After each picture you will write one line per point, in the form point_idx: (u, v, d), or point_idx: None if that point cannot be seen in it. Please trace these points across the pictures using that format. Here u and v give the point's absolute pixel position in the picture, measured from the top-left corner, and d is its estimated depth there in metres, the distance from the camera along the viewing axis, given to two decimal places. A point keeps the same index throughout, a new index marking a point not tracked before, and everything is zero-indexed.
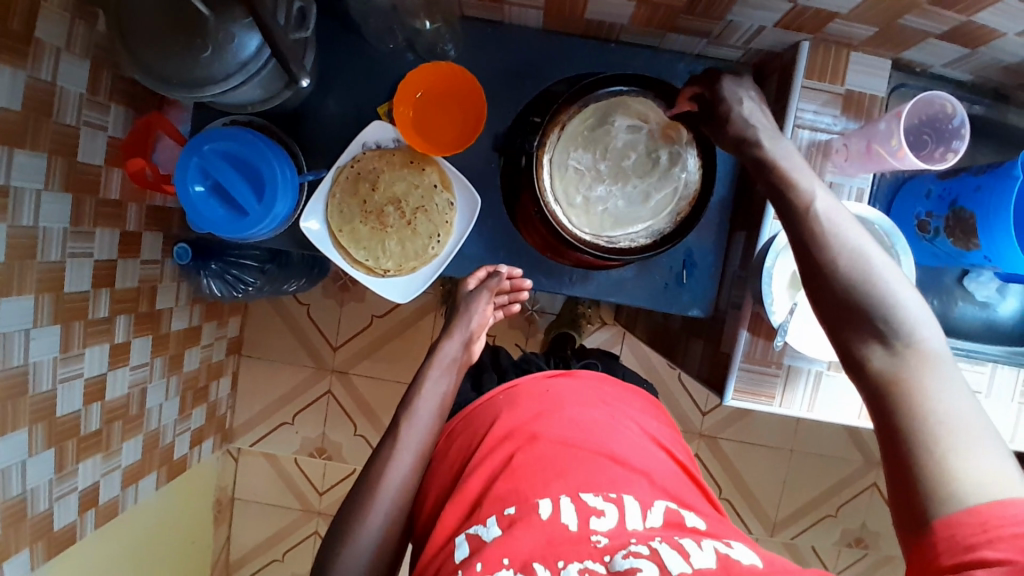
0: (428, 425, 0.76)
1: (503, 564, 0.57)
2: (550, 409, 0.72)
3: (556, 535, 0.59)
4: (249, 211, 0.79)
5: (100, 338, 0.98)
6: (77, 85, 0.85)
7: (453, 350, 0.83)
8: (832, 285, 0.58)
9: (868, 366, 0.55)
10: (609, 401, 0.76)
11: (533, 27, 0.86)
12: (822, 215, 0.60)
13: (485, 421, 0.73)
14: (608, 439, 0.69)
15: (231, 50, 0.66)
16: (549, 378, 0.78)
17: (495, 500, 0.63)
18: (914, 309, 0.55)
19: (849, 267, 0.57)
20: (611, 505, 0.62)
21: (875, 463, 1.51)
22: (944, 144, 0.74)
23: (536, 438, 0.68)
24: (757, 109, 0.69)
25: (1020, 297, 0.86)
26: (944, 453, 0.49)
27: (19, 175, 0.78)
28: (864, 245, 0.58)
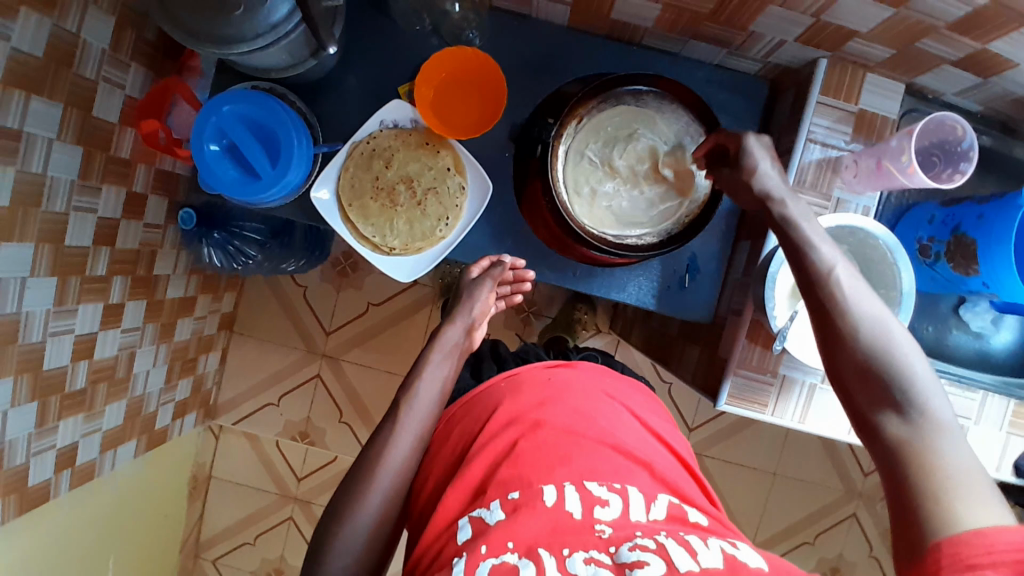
0: (426, 406, 0.75)
1: (507, 547, 0.57)
2: (553, 397, 0.72)
3: (560, 521, 0.59)
4: (262, 175, 0.79)
5: (95, 296, 0.97)
6: (100, 40, 0.85)
7: (456, 335, 0.83)
8: (849, 352, 0.61)
9: (883, 431, 0.58)
10: (614, 394, 0.77)
11: (557, 22, 0.87)
12: (841, 284, 0.63)
13: (490, 407, 0.73)
14: (610, 430, 0.70)
15: (263, 11, 0.67)
16: (552, 368, 0.78)
17: (498, 484, 0.63)
18: (926, 379, 0.58)
19: (865, 337, 0.61)
20: (617, 495, 0.62)
21: (856, 493, 1.51)
22: (952, 166, 0.76)
23: (539, 424, 0.68)
24: (775, 170, 0.70)
25: (1013, 330, 0.88)
26: (953, 502, 0.51)
27: (33, 123, 0.77)
28: (880, 317, 0.62)
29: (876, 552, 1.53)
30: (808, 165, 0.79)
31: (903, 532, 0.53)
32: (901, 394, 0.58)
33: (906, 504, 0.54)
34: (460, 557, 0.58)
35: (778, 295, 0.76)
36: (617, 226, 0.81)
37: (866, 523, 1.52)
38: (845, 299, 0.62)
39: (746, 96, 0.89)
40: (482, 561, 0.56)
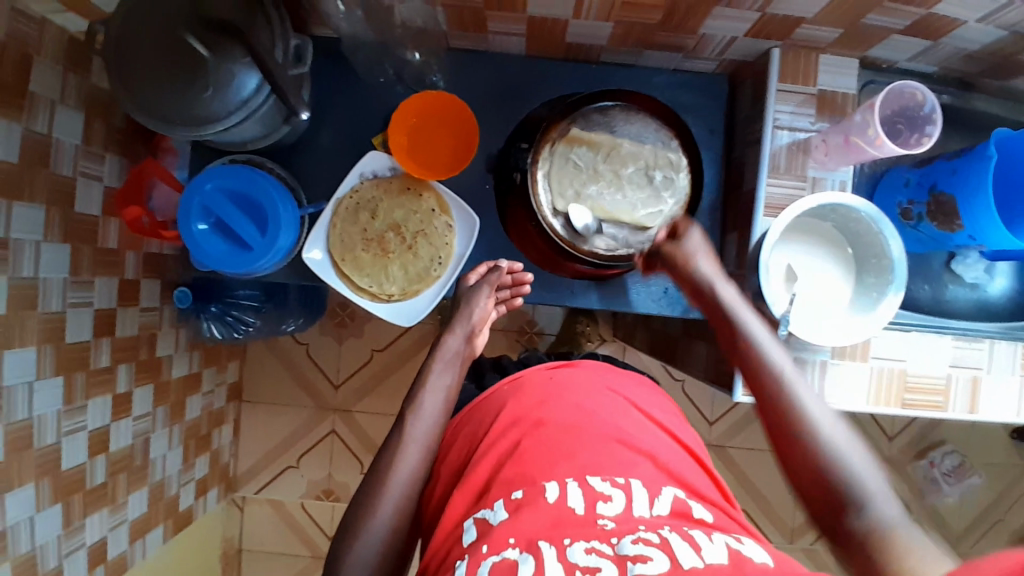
0: (433, 417, 0.76)
1: (510, 544, 0.55)
2: (553, 395, 0.71)
3: (562, 516, 0.57)
4: (253, 245, 0.80)
5: (101, 388, 0.96)
6: (72, 137, 0.87)
7: (456, 343, 0.83)
8: (809, 460, 0.65)
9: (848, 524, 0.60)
10: (617, 387, 0.75)
11: (515, 52, 0.90)
12: (782, 376, 0.70)
13: (495, 410, 0.72)
14: (614, 422, 0.68)
15: (232, 88, 0.68)
16: (552, 369, 0.77)
17: (502, 484, 0.62)
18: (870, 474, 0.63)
19: (823, 448, 0.65)
20: (621, 489, 0.60)
21: (884, 459, 1.51)
22: (918, 131, 0.78)
23: (541, 423, 0.67)
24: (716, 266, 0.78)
25: (1007, 275, 0.89)
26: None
27: (17, 228, 0.79)
28: (823, 416, 0.67)
29: (914, 513, 1.52)
30: (779, 149, 0.81)
31: None
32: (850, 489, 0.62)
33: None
34: (463, 558, 0.56)
35: (773, 282, 0.78)
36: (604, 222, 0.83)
37: (899, 487, 1.52)
38: (797, 406, 0.68)
39: (707, 94, 0.91)
40: (484, 559, 0.54)
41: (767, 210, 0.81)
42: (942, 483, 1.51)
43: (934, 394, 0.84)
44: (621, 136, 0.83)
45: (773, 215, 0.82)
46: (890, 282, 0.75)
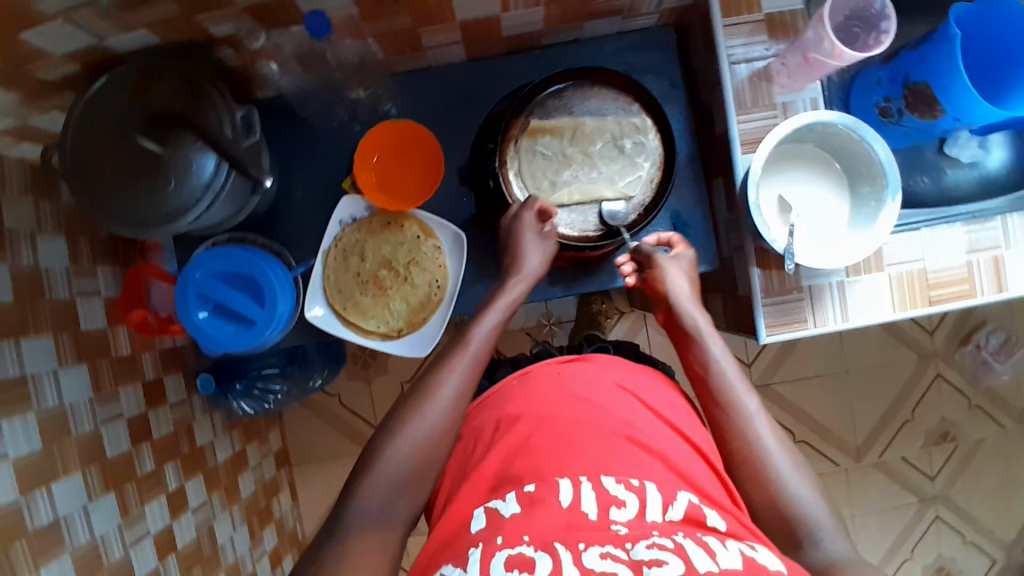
0: (456, 391, 0.66)
1: (523, 540, 0.54)
2: (565, 392, 0.69)
3: (575, 519, 0.56)
4: (255, 318, 0.80)
5: (153, 491, 0.98)
6: (59, 261, 0.88)
7: (488, 327, 0.71)
8: (739, 444, 0.65)
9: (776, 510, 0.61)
10: (627, 384, 0.72)
11: (458, 61, 0.89)
12: (715, 366, 0.71)
13: (503, 406, 0.70)
14: (628, 419, 0.67)
15: (193, 173, 0.69)
16: (561, 364, 0.73)
17: (513, 483, 0.61)
18: (816, 509, 0.60)
19: (750, 437, 0.65)
20: (634, 495, 0.59)
21: (930, 355, 1.49)
22: (875, 31, 0.75)
23: (550, 419, 0.67)
24: (688, 285, 0.78)
25: (1003, 145, 0.87)
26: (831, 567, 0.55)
27: (31, 364, 0.81)
28: (753, 409, 0.68)
29: (975, 401, 1.50)
30: (741, 85, 0.79)
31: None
32: (802, 528, 0.59)
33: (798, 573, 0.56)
34: (475, 547, 0.56)
35: (767, 214, 0.76)
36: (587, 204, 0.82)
37: (952, 379, 1.49)
38: (728, 395, 0.69)
39: (656, 48, 0.90)
40: (497, 551, 0.53)
41: (745, 147, 0.80)
42: (993, 363, 1.48)
43: (959, 284, 0.82)
44: (581, 115, 0.82)
45: (752, 151, 0.80)
46: (886, 186, 0.73)
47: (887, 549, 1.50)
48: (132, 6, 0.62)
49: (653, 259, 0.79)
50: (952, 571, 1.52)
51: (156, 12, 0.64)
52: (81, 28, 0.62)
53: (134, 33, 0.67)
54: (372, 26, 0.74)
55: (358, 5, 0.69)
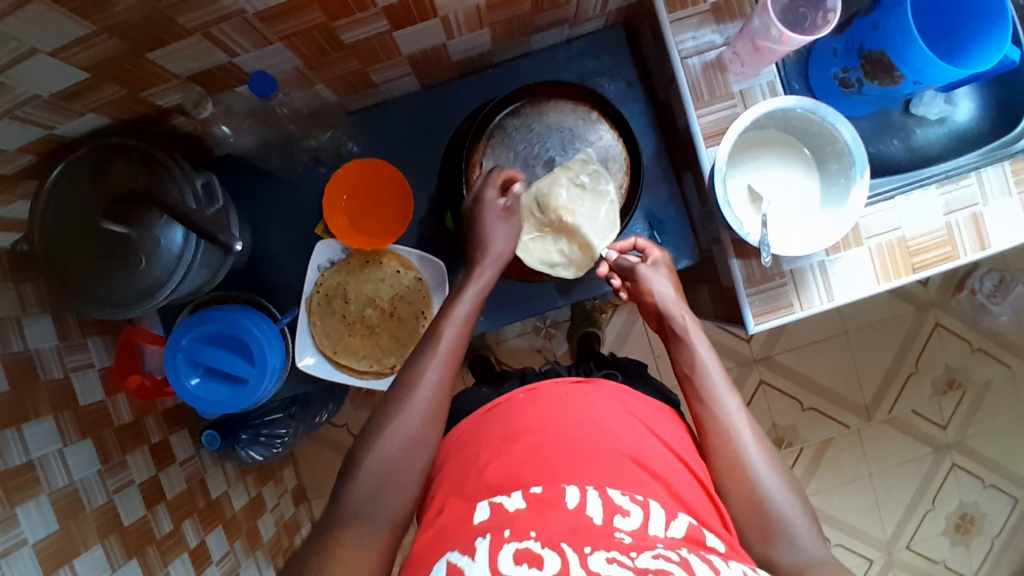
0: (427, 395, 0.64)
1: (530, 535, 0.54)
2: (570, 408, 0.69)
3: (580, 523, 0.55)
4: (246, 376, 0.80)
5: (175, 550, 0.99)
6: (48, 340, 0.88)
7: (465, 309, 0.70)
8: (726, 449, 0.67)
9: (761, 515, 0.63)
10: (636, 411, 0.71)
11: (413, 90, 0.89)
12: (707, 367, 0.72)
13: (509, 420, 0.69)
14: (632, 442, 0.66)
15: (162, 249, 0.69)
16: (575, 384, 0.73)
17: (518, 482, 0.61)
18: (792, 510, 0.63)
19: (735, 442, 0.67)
20: (639, 507, 0.58)
21: (927, 304, 1.49)
22: (821, 10, 0.74)
23: (559, 434, 0.66)
24: (670, 290, 0.77)
25: (970, 96, 0.86)
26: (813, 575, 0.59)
27: (35, 448, 0.82)
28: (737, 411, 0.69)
29: (977, 345, 1.50)
30: (696, 77, 0.79)
31: None
32: (776, 530, 0.62)
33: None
34: (482, 537, 0.56)
35: (740, 207, 0.75)
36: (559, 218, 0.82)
37: (951, 326, 1.50)
38: (715, 397, 0.70)
39: (609, 49, 0.89)
40: (506, 542, 0.54)
41: (710, 139, 0.79)
42: (989, 304, 1.48)
43: (941, 247, 0.81)
44: (540, 132, 0.83)
45: (716, 142, 0.79)
46: (853, 165, 0.73)
47: (908, 501, 1.51)
48: (75, 94, 0.62)
49: (636, 272, 0.78)
50: (976, 515, 1.53)
51: (101, 94, 0.64)
52: (28, 122, 0.62)
53: (83, 118, 0.66)
54: (321, 74, 0.74)
55: (303, 58, 0.69)
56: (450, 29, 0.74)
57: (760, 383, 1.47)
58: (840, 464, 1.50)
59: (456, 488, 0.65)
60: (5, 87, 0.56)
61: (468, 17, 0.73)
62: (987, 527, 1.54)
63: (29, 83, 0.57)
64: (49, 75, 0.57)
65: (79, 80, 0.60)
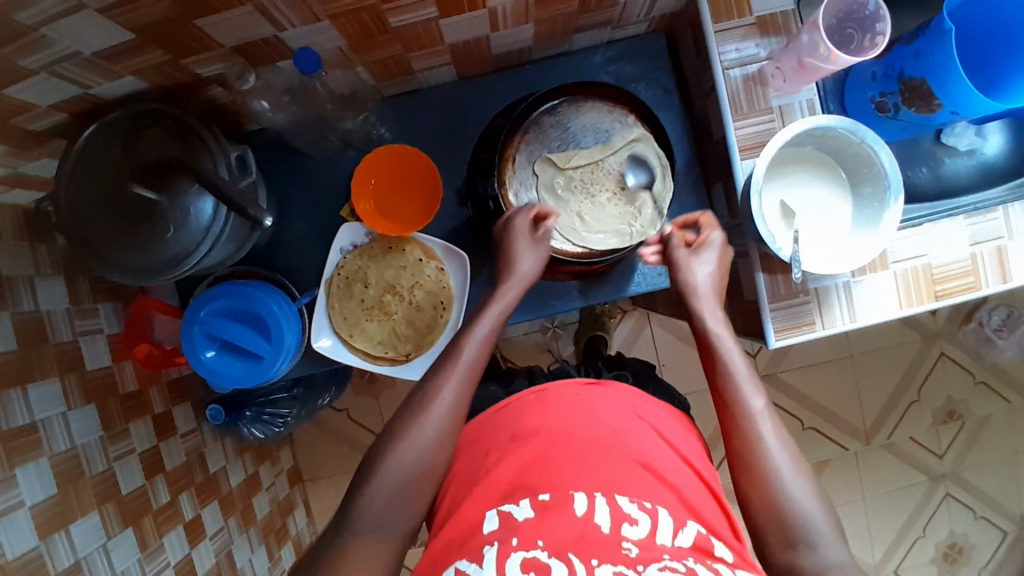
0: (416, 455, 0.63)
1: (538, 545, 0.56)
2: (578, 413, 0.67)
3: (587, 531, 0.57)
4: (261, 353, 0.80)
5: (170, 522, 0.98)
6: (59, 303, 0.88)
7: (486, 327, 0.71)
8: (741, 423, 0.67)
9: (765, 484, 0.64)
10: (646, 415, 0.69)
11: (449, 80, 0.89)
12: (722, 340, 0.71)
13: (519, 417, 0.68)
14: (644, 444, 0.65)
15: (192, 219, 0.69)
16: (587, 385, 0.71)
17: (527, 486, 0.61)
18: (796, 481, 0.63)
19: (745, 413, 0.67)
20: (648, 515, 0.59)
21: (933, 335, 1.49)
22: (870, 32, 0.73)
23: (568, 436, 0.65)
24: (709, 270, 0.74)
25: (1001, 131, 0.87)
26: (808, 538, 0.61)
27: (39, 409, 0.81)
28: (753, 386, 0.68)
29: (980, 378, 1.51)
30: (736, 89, 0.78)
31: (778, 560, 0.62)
32: (781, 497, 0.62)
33: (778, 542, 0.62)
34: (490, 546, 0.57)
35: (771, 221, 0.75)
36: (587, 223, 0.80)
37: (956, 357, 1.50)
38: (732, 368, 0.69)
39: (648, 55, 0.89)
40: (512, 551, 0.56)
41: (746, 152, 0.79)
42: (995, 338, 1.49)
43: (964, 277, 0.82)
44: (578, 132, 0.81)
45: (752, 155, 0.79)
46: (887, 189, 0.73)
47: (898, 528, 1.51)
48: (116, 55, 0.61)
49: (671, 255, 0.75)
50: (964, 545, 1.53)
51: (142, 58, 0.63)
52: (66, 78, 0.61)
53: (121, 79, 0.66)
54: (362, 56, 0.74)
55: (347, 38, 0.68)
56: (496, 21, 0.73)
57: (762, 399, 1.48)
58: (835, 485, 1.50)
59: (468, 489, 0.65)
60: (48, 42, 0.55)
61: (515, 11, 0.73)
62: (974, 559, 1.54)
63: (73, 39, 0.56)
64: (94, 32, 0.56)
65: (123, 41, 0.59)
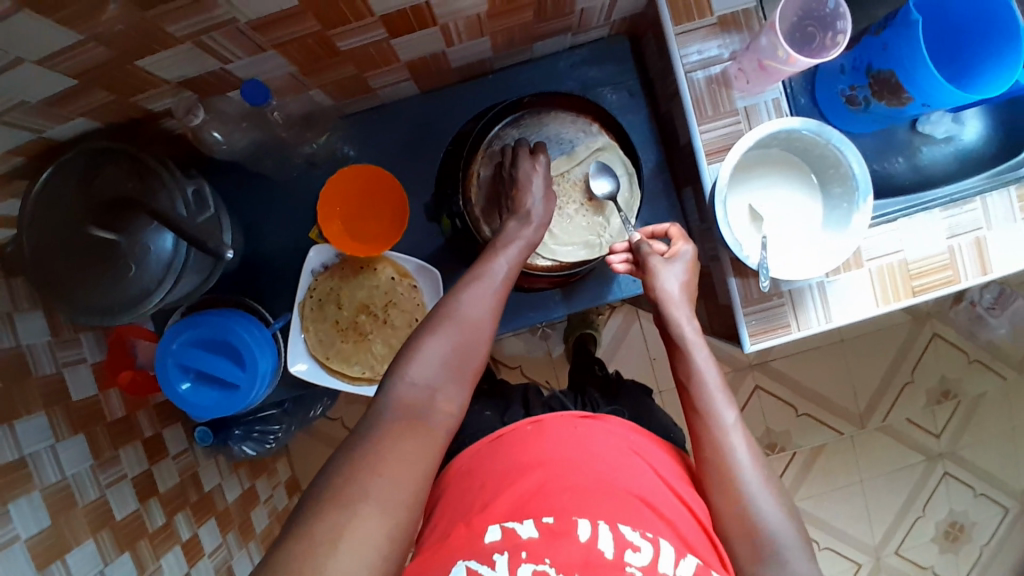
0: (423, 410, 0.56)
1: (545, 566, 0.56)
2: (576, 447, 0.68)
3: (592, 557, 0.57)
4: (238, 381, 0.80)
5: (168, 543, 0.96)
6: (39, 336, 0.84)
7: (504, 267, 0.68)
8: (713, 438, 0.66)
9: (736, 500, 0.63)
10: (641, 451, 0.71)
11: (412, 94, 0.88)
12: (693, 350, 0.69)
13: (515, 451, 0.68)
14: (640, 480, 0.66)
15: (152, 256, 0.69)
16: (582, 419, 0.73)
17: (530, 505, 0.61)
18: (767, 497, 0.63)
19: (716, 428, 0.66)
20: (650, 543, 0.59)
21: (925, 315, 1.49)
22: (831, 31, 0.72)
23: (570, 466, 0.65)
24: (679, 277, 0.72)
25: (978, 116, 0.85)
26: (779, 553, 0.61)
27: (27, 443, 0.78)
28: (724, 399, 0.67)
29: (974, 356, 1.50)
30: (699, 92, 0.77)
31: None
32: (752, 514, 0.62)
33: (749, 557, 0.62)
34: (500, 555, 0.57)
35: (738, 226, 0.74)
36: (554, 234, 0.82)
37: (948, 337, 1.49)
38: (703, 379, 0.67)
39: (612, 58, 0.88)
40: (520, 566, 0.56)
41: (712, 156, 0.77)
42: (987, 317, 1.48)
43: (942, 271, 0.80)
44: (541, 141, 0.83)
45: (718, 160, 0.77)
46: (857, 190, 0.72)
47: (899, 509, 1.52)
48: (63, 100, 0.60)
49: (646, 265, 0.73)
50: (965, 524, 1.54)
51: (90, 100, 0.62)
52: (15, 126, 0.60)
53: (71, 122, 0.65)
54: (316, 80, 0.72)
55: (297, 64, 0.68)
56: (450, 37, 0.72)
57: (755, 388, 1.47)
58: (833, 470, 1.50)
59: (461, 513, 0.63)
60: None
61: (468, 26, 0.71)
62: (975, 535, 1.55)
63: (16, 88, 0.55)
64: (36, 81, 0.55)
65: (68, 87, 0.59)
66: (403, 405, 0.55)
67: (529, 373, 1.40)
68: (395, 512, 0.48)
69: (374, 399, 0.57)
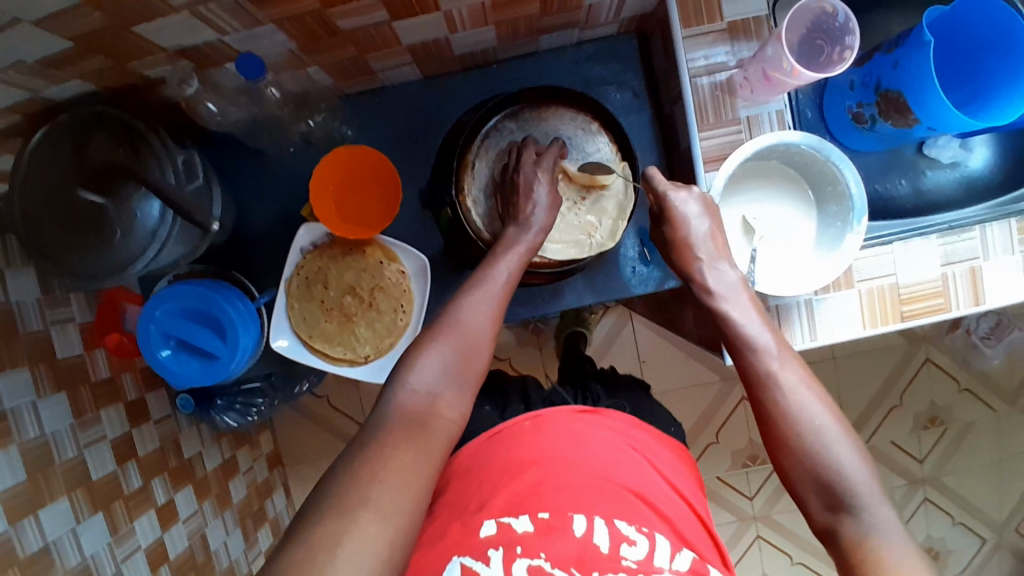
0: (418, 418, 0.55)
1: (540, 559, 0.56)
2: (573, 442, 0.67)
3: (586, 550, 0.57)
4: (219, 353, 0.80)
5: (142, 507, 0.96)
6: (28, 293, 0.83)
7: (505, 272, 0.68)
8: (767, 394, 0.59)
9: (801, 456, 0.56)
10: (639, 446, 0.70)
11: (414, 79, 0.87)
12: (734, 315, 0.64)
13: (513, 446, 0.67)
14: (637, 474, 0.65)
15: (138, 223, 0.69)
16: (580, 415, 0.71)
17: (524, 500, 0.61)
18: (840, 450, 0.55)
19: (769, 386, 0.59)
20: (645, 537, 0.59)
21: (919, 340, 1.48)
22: (839, 44, 0.71)
23: (567, 462, 0.65)
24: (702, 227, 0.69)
25: (985, 145, 0.84)
26: (857, 506, 0.54)
27: (9, 399, 0.78)
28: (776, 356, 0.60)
29: (965, 385, 1.49)
30: (703, 97, 0.76)
31: (824, 537, 0.56)
32: (822, 469, 0.55)
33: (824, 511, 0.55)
34: (495, 549, 0.57)
35: (732, 236, 0.74)
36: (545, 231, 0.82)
37: (941, 362, 1.48)
38: (750, 339, 0.62)
39: (618, 57, 0.87)
40: (516, 560, 0.56)
41: (710, 164, 0.77)
42: (981, 346, 1.47)
43: (934, 298, 0.79)
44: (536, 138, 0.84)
45: (715, 168, 0.76)
46: (852, 210, 0.71)
47: None
48: (59, 62, 0.60)
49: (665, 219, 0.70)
50: (941, 551, 1.53)
51: (86, 63, 0.62)
52: (10, 84, 0.60)
53: (68, 83, 0.65)
54: (316, 58, 0.72)
55: (296, 40, 0.67)
56: (453, 24, 0.71)
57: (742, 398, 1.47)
58: None
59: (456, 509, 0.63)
60: None
61: (473, 15, 0.70)
62: (950, 563, 1.54)
63: (10, 46, 0.54)
64: (31, 42, 0.55)
65: (64, 49, 0.58)
66: (406, 414, 0.55)
67: (518, 365, 1.40)
68: (367, 497, 0.47)
69: (376, 409, 0.56)
